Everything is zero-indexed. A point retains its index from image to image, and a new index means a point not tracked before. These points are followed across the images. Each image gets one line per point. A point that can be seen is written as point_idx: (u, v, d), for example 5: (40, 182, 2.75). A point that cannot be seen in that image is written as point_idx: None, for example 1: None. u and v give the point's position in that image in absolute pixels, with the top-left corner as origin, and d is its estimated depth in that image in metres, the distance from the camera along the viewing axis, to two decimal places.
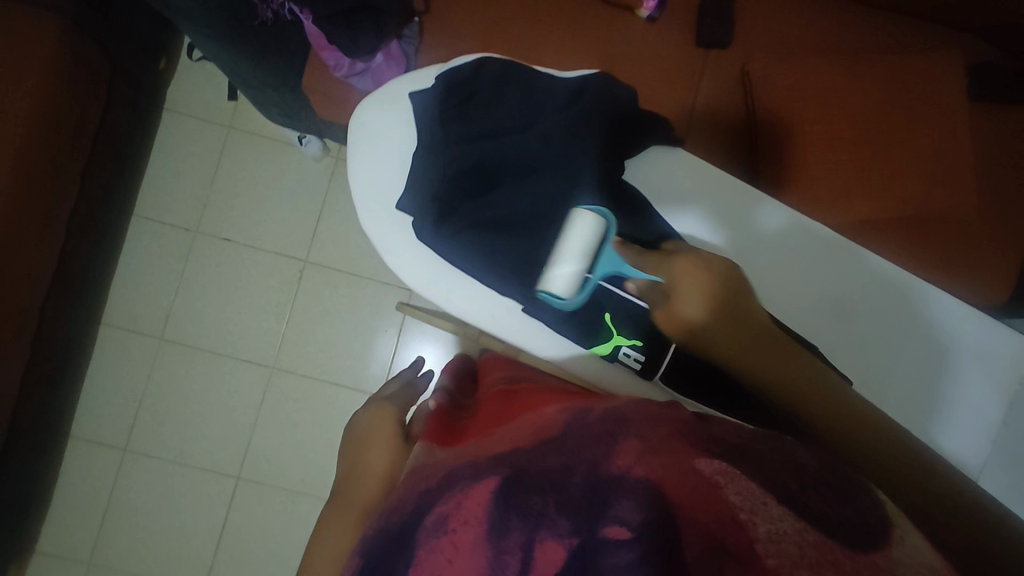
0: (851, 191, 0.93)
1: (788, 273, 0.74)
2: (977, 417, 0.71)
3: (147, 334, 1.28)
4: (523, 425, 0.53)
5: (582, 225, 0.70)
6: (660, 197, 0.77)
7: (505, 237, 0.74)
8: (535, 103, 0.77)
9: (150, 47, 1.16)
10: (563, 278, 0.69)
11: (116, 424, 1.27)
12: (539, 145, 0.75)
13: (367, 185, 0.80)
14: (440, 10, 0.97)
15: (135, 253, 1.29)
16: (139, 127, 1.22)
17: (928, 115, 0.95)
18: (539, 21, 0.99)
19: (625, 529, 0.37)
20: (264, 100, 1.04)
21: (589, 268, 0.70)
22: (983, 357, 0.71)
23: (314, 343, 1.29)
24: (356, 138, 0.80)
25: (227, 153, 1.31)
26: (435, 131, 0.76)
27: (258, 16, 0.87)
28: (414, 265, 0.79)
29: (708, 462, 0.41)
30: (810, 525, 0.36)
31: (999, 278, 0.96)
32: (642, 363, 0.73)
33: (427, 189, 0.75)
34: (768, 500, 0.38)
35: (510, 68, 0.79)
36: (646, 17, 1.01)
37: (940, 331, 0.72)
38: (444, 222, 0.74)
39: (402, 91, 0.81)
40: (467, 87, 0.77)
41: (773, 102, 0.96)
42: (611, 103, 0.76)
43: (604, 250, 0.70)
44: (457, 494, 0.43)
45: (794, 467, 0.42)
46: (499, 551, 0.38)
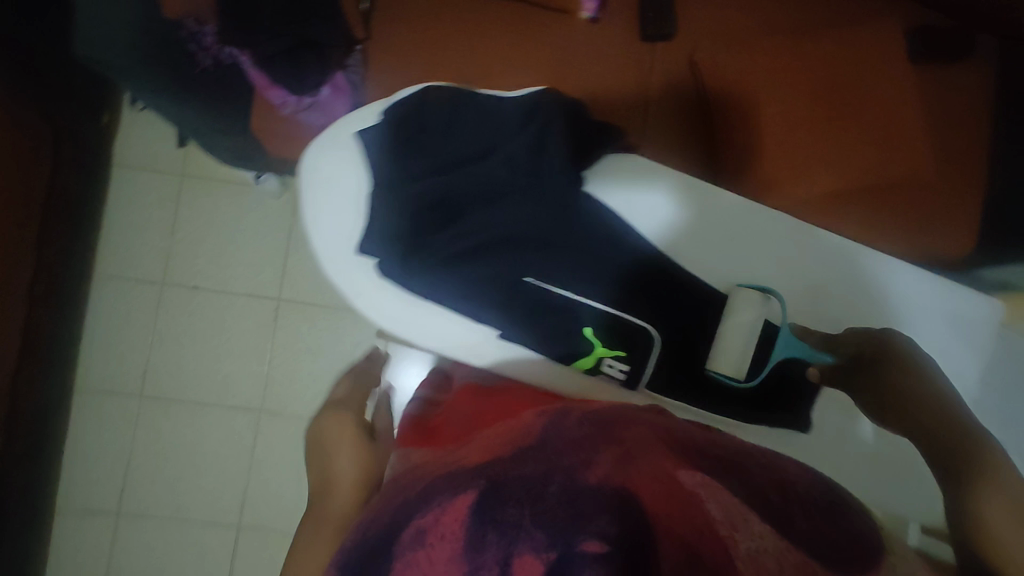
0: (811, 166, 0.95)
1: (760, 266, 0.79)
2: (957, 370, 0.78)
3: (123, 395, 1.25)
4: (496, 432, 0.52)
5: (744, 307, 0.76)
6: (631, 209, 0.79)
7: (483, 266, 0.77)
8: (491, 128, 0.76)
9: (91, 103, 1.14)
10: (732, 358, 0.75)
11: (106, 487, 1.23)
12: (504, 170, 0.75)
13: (325, 230, 0.80)
14: (382, 35, 0.96)
15: (101, 310, 1.26)
16: (87, 186, 1.19)
17: (874, 82, 0.96)
18: (483, 35, 0.99)
19: (601, 544, 0.39)
20: (214, 146, 1.02)
21: (765, 348, 0.75)
22: (951, 317, 0.79)
23: (299, 380, 1.27)
24: (308, 184, 0.80)
25: (184, 201, 1.29)
26: (391, 169, 0.77)
27: (198, 65, 0.83)
28: (385, 303, 0.79)
29: (690, 473, 0.44)
30: (790, 541, 0.41)
31: (963, 235, 0.98)
32: (626, 371, 0.76)
33: (393, 228, 0.74)
34: (750, 515, 0.42)
35: (459, 95, 0.78)
36: (588, 17, 1.01)
37: (908, 299, 0.79)
38: (414, 258, 0.75)
39: (350, 129, 0.80)
40: (417, 120, 0.77)
41: (723, 86, 0.97)
42: (562, 119, 0.76)
43: (784, 332, 0.75)
44: (435, 509, 0.42)
45: (777, 483, 0.47)
46: (475, 567, 0.39)
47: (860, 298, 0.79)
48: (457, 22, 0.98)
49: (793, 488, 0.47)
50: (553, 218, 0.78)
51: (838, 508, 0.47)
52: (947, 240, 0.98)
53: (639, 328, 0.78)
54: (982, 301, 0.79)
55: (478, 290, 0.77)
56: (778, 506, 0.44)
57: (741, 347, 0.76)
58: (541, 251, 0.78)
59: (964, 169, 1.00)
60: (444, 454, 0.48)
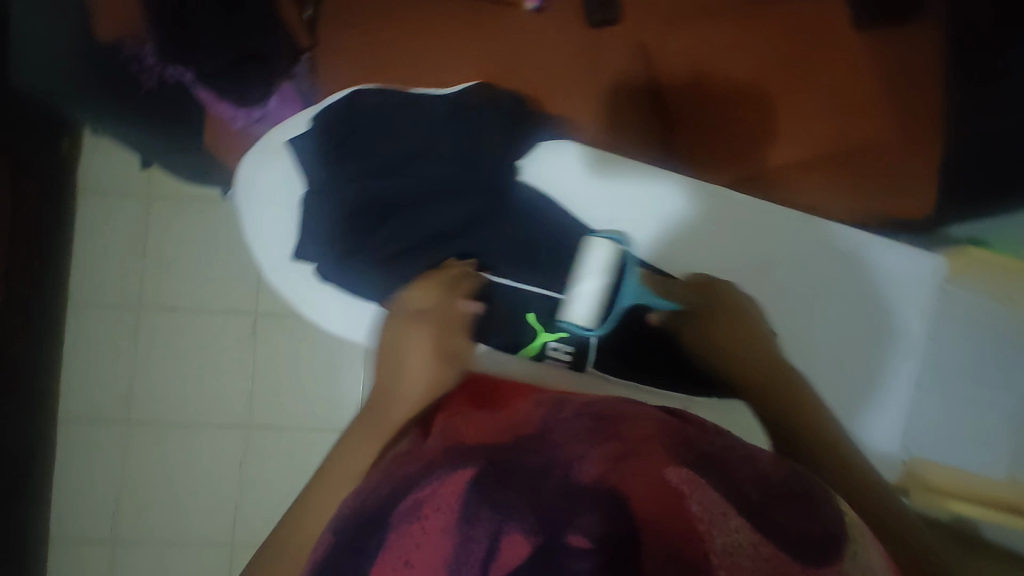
0: (766, 136, 0.99)
1: (692, 239, 0.76)
2: (892, 336, 0.75)
3: (108, 422, 1.25)
4: (498, 418, 0.55)
5: (600, 250, 0.73)
6: (561, 192, 0.77)
7: (420, 261, 0.77)
8: (421, 125, 0.76)
9: (51, 134, 1.14)
10: (582, 304, 0.74)
11: (101, 513, 1.24)
12: (430, 167, 0.76)
13: (267, 238, 0.80)
14: (329, 42, 0.96)
15: (80, 338, 1.26)
16: (52, 217, 1.19)
17: (821, 53, 1.01)
18: (429, 38, 0.99)
19: (586, 539, 0.40)
20: (174, 165, 1.03)
21: (611, 296, 0.75)
22: (887, 277, 0.75)
23: (282, 392, 1.28)
24: (245, 197, 0.79)
25: (153, 223, 1.29)
26: (324, 173, 0.76)
27: (143, 86, 0.82)
28: (329, 308, 0.81)
29: (677, 471, 0.43)
30: (764, 537, 0.40)
31: (927, 192, 0.97)
32: (571, 354, 0.78)
33: (326, 230, 0.76)
34: (728, 510, 0.41)
35: (389, 94, 0.76)
36: (532, 8, 1.01)
37: (847, 264, 0.75)
38: (353, 259, 0.76)
39: (281, 140, 0.76)
40: (349, 122, 0.75)
41: (673, 67, 1.01)
42: (492, 110, 0.78)
43: (628, 278, 0.75)
44: (434, 482, 0.46)
45: (760, 478, 0.45)
46: (466, 538, 0.42)
47: (797, 265, 0.75)
48: (401, 28, 0.98)
49: (775, 485, 0.45)
50: (489, 208, 0.77)
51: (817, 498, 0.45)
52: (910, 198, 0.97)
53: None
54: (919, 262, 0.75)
55: (415, 289, 0.76)
56: (753, 501, 0.42)
57: (595, 295, 0.74)
58: (469, 244, 0.78)
59: (922, 124, 1.00)
60: (442, 436, 0.52)
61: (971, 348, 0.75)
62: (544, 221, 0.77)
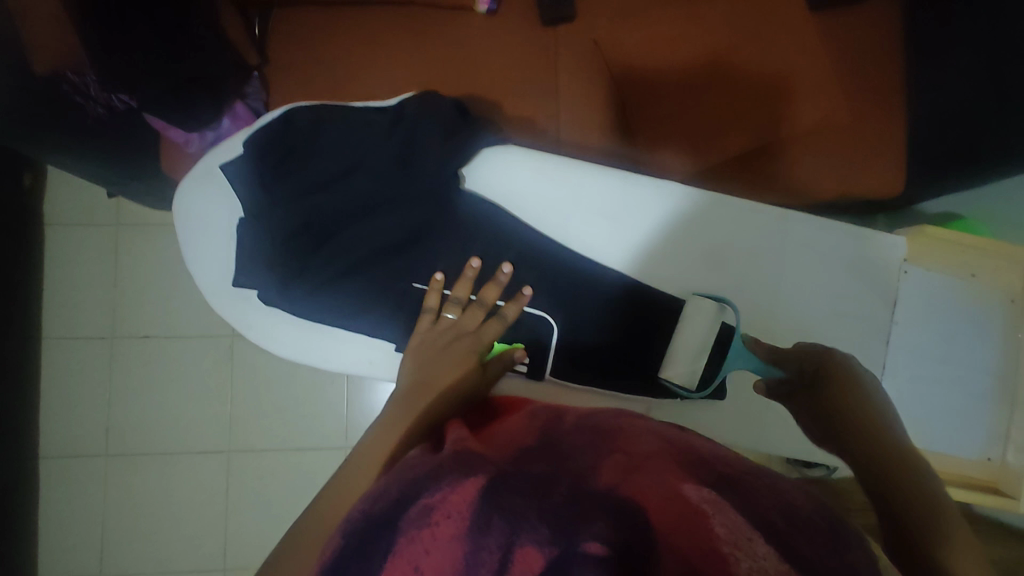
0: (722, 127, 0.98)
1: (662, 240, 0.71)
2: (860, 324, 0.71)
3: (90, 456, 1.24)
4: (504, 429, 0.55)
5: (705, 314, 0.69)
6: (514, 202, 0.72)
7: (369, 277, 0.72)
8: (358, 141, 0.68)
9: (10, 169, 1.12)
10: (681, 364, 0.69)
11: (86, 549, 1.22)
12: (369, 185, 0.69)
13: (209, 262, 0.74)
14: (281, 61, 0.96)
15: (54, 374, 1.24)
16: (18, 252, 1.17)
17: (781, 34, 0.99)
18: (381, 46, 0.97)
19: (601, 546, 0.38)
20: (136, 191, 1.01)
21: (716, 358, 0.69)
22: (860, 265, 0.71)
23: (264, 415, 1.26)
24: (184, 224, 0.73)
25: (122, 252, 1.27)
26: (259, 197, 0.68)
27: (91, 115, 0.81)
28: (281, 332, 0.77)
29: (698, 490, 0.42)
30: (791, 567, 0.36)
31: (887, 174, 0.98)
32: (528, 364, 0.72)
33: (262, 259, 0.69)
34: (754, 536, 0.38)
35: (325, 110, 0.69)
36: (485, 11, 1.01)
37: (819, 257, 0.70)
38: (294, 284, 0.69)
39: (217, 164, 0.70)
40: (284, 143, 0.68)
41: (626, 59, 1.00)
42: (433, 115, 0.69)
43: (737, 344, 0.68)
44: (443, 487, 0.43)
45: (784, 507, 0.42)
46: (477, 547, 0.40)
47: (769, 263, 0.70)
48: (351, 40, 0.97)
49: (804, 518, 0.41)
50: (434, 219, 0.72)
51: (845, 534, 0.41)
52: (872, 181, 0.98)
53: (540, 319, 0.72)
54: (884, 246, 0.71)
55: (363, 307, 0.72)
56: (778, 525, 0.40)
57: (692, 358, 0.69)
58: (419, 258, 0.72)
59: (879, 105, 1.00)
60: (441, 442, 0.51)
61: (926, 332, 0.76)
62: (502, 239, 0.72)
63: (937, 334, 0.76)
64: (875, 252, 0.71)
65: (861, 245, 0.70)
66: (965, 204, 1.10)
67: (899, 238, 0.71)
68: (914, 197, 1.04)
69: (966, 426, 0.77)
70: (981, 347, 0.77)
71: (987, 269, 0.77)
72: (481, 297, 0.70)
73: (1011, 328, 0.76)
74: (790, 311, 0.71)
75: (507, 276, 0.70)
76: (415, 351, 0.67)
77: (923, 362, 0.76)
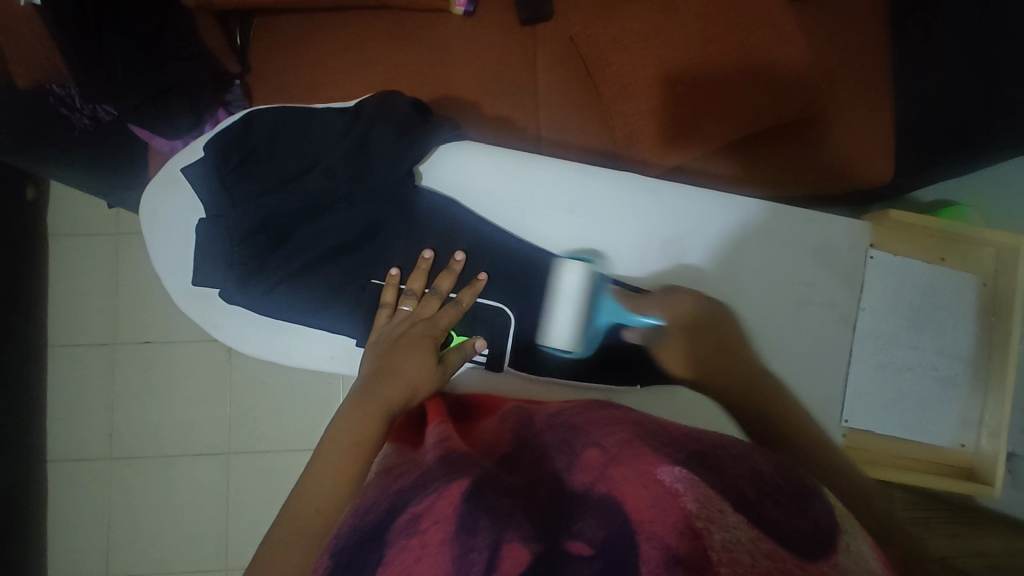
0: (699, 122, 0.93)
1: (616, 230, 0.71)
2: (822, 311, 0.70)
3: (94, 459, 1.27)
4: (479, 437, 0.56)
5: (572, 274, 0.68)
6: (471, 196, 0.73)
7: (332, 273, 0.73)
8: (318, 142, 0.72)
9: (9, 183, 1.15)
10: (562, 332, 0.68)
11: (92, 551, 1.25)
12: (323, 182, 0.70)
13: (176, 264, 0.76)
14: (262, 72, 0.99)
15: (58, 381, 1.27)
16: (20, 264, 1.21)
17: (753, 34, 0.91)
18: (362, 51, 0.99)
19: (587, 545, 0.38)
20: (129, 200, 1.04)
21: (588, 315, 0.69)
22: (822, 249, 0.70)
23: (259, 416, 1.28)
24: (150, 227, 0.76)
25: (122, 260, 1.30)
26: (219, 196, 0.69)
27: (76, 127, 0.84)
28: (245, 329, 0.76)
29: (670, 470, 0.41)
30: (762, 533, 0.37)
31: (874, 153, 0.97)
32: (486, 355, 0.72)
33: (222, 256, 0.71)
34: (725, 507, 0.38)
35: (285, 113, 0.73)
36: (463, 11, 1.00)
37: (780, 244, 0.70)
38: (252, 283, 0.70)
39: (179, 167, 0.75)
40: (243, 144, 0.71)
41: (602, 61, 0.96)
42: (389, 116, 0.72)
43: (602, 295, 0.69)
44: (429, 495, 0.43)
45: (752, 474, 0.43)
46: (465, 550, 0.38)
47: (726, 251, 0.70)
48: (334, 46, 0.99)
49: (769, 481, 0.42)
50: (394, 214, 0.74)
51: (816, 498, 0.42)
52: (858, 169, 0.97)
53: (497, 310, 0.73)
54: (844, 231, 0.70)
55: (325, 303, 0.73)
56: (750, 498, 0.40)
57: (572, 321, 0.68)
58: (376, 254, 0.74)
59: (864, 87, 0.99)
60: (426, 445, 0.52)
61: (899, 319, 0.74)
62: (458, 232, 0.73)
63: (910, 319, 0.75)
64: (834, 237, 0.70)
65: (817, 230, 0.70)
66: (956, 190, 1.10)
67: (859, 223, 0.70)
68: (904, 183, 1.03)
69: (938, 413, 0.76)
70: (955, 330, 0.76)
71: (958, 253, 0.82)
72: (436, 288, 0.71)
73: (982, 312, 0.78)
74: (748, 299, 0.70)
75: (461, 263, 0.72)
76: (371, 342, 0.68)
77: (907, 353, 0.74)
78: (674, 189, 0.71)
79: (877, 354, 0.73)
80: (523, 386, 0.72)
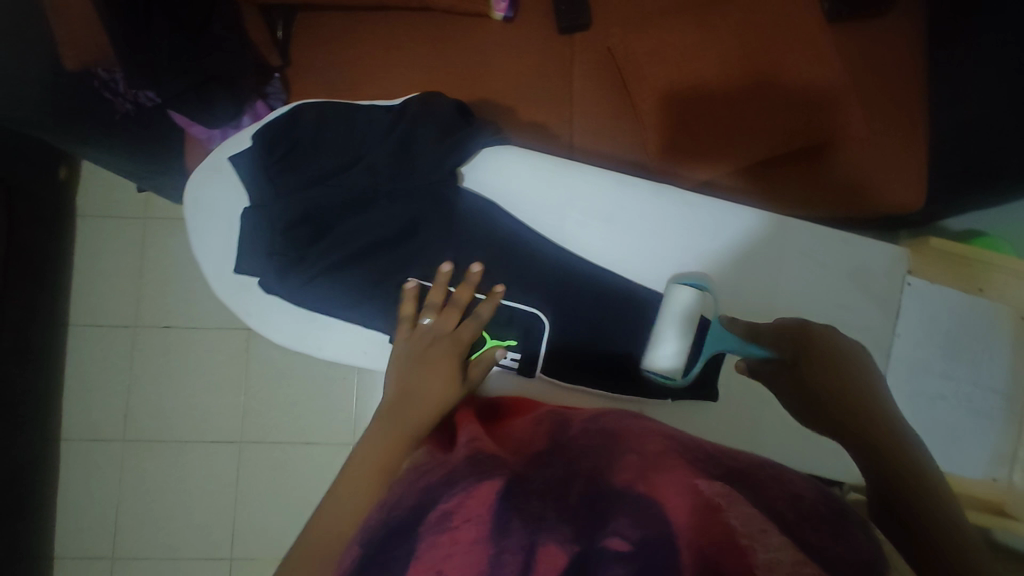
0: (732, 137, 0.93)
1: (656, 244, 0.71)
2: (861, 336, 0.69)
3: (107, 441, 1.27)
4: (510, 437, 0.55)
5: (683, 300, 0.67)
6: (511, 201, 0.73)
7: (370, 269, 0.74)
8: (360, 139, 0.72)
9: (43, 163, 1.17)
10: (666, 359, 0.67)
11: (100, 533, 1.26)
12: (366, 178, 0.71)
13: (217, 251, 0.76)
14: (302, 67, 1.00)
15: (78, 359, 1.29)
16: (49, 243, 1.22)
17: (786, 54, 0.93)
18: (401, 51, 1.00)
19: (624, 542, 0.37)
20: (161, 186, 1.05)
21: (695, 345, 0.68)
22: (862, 275, 0.70)
23: (276, 407, 1.29)
24: (193, 214, 0.76)
25: (148, 244, 1.31)
26: (264, 188, 0.70)
27: (118, 110, 0.86)
28: (280, 320, 0.76)
29: (710, 483, 0.41)
30: (807, 559, 0.36)
31: (907, 179, 0.97)
32: (519, 361, 0.72)
33: (263, 247, 0.71)
34: (768, 527, 0.38)
35: (328, 109, 0.74)
36: (502, 17, 1.01)
37: (818, 266, 0.70)
38: (290, 276, 0.71)
39: (225, 156, 0.76)
40: (287, 137, 0.72)
41: (637, 72, 0.96)
42: (432, 116, 0.73)
43: (711, 324, 0.68)
44: (459, 493, 0.43)
45: (792, 497, 0.43)
46: (499, 549, 0.39)
47: (763, 270, 0.70)
48: (373, 44, 1.00)
49: (811, 509, 0.42)
50: (432, 212, 0.73)
51: (850, 523, 0.42)
52: (889, 196, 0.97)
53: (533, 316, 0.73)
54: (884, 255, 0.70)
55: (361, 299, 0.73)
56: (785, 514, 0.40)
57: (679, 349, 0.67)
58: (410, 254, 0.74)
59: (902, 112, 0.99)
60: (454, 446, 0.52)
61: (934, 347, 0.74)
62: (495, 235, 0.73)
63: (945, 349, 0.75)
64: (874, 261, 0.70)
65: (857, 253, 0.70)
66: (989, 220, 1.09)
67: (897, 248, 0.70)
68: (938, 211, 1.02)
69: (971, 443, 0.75)
70: (990, 362, 0.76)
71: (995, 286, 0.81)
72: (455, 300, 0.71)
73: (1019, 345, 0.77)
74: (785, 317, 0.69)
75: (478, 274, 0.71)
76: (392, 359, 0.69)
77: (942, 381, 0.74)
78: (714, 205, 0.70)
79: (912, 381, 0.73)
80: (558, 395, 0.70)
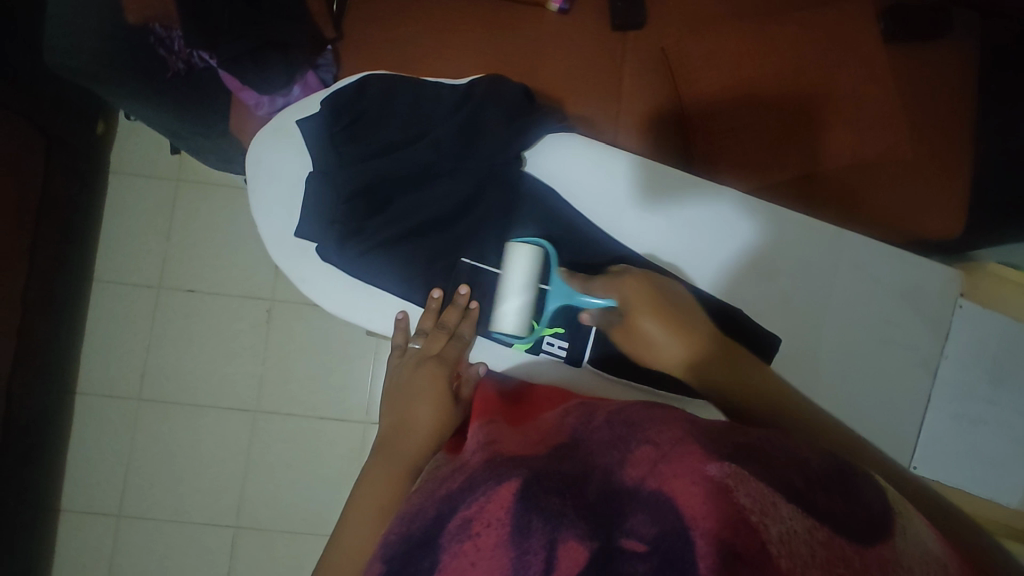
0: (767, 150, 0.95)
1: (714, 243, 0.71)
2: (908, 355, 0.69)
3: (121, 398, 1.28)
4: (524, 430, 0.55)
5: (520, 260, 0.70)
6: (571, 189, 0.74)
7: (425, 245, 0.74)
8: (427, 115, 0.74)
9: (84, 116, 1.18)
10: (511, 316, 0.70)
11: (107, 489, 1.26)
12: (430, 154, 0.72)
13: (276, 211, 0.77)
14: (353, 40, 0.99)
15: (100, 314, 1.29)
16: (82, 196, 1.23)
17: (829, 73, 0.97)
18: (453, 34, 1.00)
19: (640, 542, 0.38)
20: (199, 149, 1.05)
21: (536, 301, 0.70)
22: (914, 293, 0.69)
23: (292, 379, 1.29)
24: (254, 174, 0.77)
25: (178, 205, 1.31)
26: (331, 155, 0.73)
27: (171, 70, 0.86)
28: (330, 288, 0.75)
29: (719, 465, 0.41)
30: (817, 522, 0.38)
31: (948, 205, 0.95)
32: (567, 349, 0.72)
33: (324, 214, 0.72)
34: (777, 499, 0.39)
35: (398, 84, 0.75)
36: (557, 9, 1.01)
37: (871, 280, 0.69)
38: (350, 243, 0.72)
39: (293, 119, 0.77)
40: (354, 107, 0.74)
41: (687, 74, 0.98)
42: (500, 98, 0.74)
43: (552, 278, 0.71)
44: (479, 498, 0.43)
45: (799, 465, 0.43)
46: (522, 552, 0.39)
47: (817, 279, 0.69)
48: (427, 24, 1.00)
49: (816, 470, 0.43)
50: (493, 192, 0.74)
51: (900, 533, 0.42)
52: (930, 219, 0.95)
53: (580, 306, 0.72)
54: (937, 276, 0.69)
55: (416, 273, 0.74)
56: (818, 501, 0.40)
57: (519, 305, 0.70)
58: (465, 235, 0.75)
59: (950, 134, 0.97)
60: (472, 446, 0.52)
61: (982, 377, 0.75)
62: (547, 222, 0.73)
63: (989, 377, 0.75)
64: (924, 280, 0.69)
65: (910, 271, 0.69)
66: None
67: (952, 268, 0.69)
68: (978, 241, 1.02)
69: (990, 468, 0.80)
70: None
71: None
72: (443, 322, 0.72)
73: None
74: (830, 328, 0.69)
75: (467, 297, 0.72)
76: (391, 388, 0.72)
77: (981, 407, 0.76)
78: (772, 210, 0.70)
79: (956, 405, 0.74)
80: (600, 386, 0.71)
